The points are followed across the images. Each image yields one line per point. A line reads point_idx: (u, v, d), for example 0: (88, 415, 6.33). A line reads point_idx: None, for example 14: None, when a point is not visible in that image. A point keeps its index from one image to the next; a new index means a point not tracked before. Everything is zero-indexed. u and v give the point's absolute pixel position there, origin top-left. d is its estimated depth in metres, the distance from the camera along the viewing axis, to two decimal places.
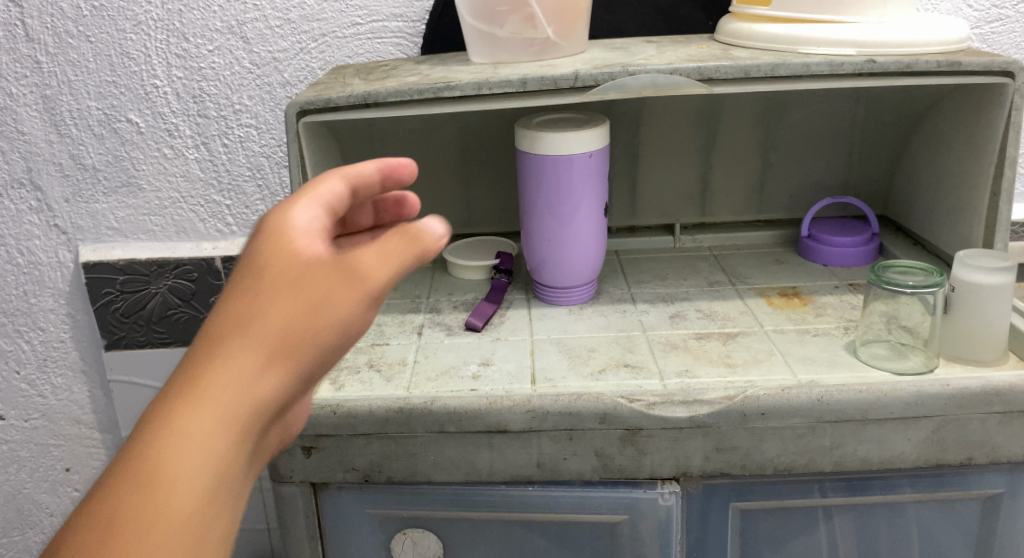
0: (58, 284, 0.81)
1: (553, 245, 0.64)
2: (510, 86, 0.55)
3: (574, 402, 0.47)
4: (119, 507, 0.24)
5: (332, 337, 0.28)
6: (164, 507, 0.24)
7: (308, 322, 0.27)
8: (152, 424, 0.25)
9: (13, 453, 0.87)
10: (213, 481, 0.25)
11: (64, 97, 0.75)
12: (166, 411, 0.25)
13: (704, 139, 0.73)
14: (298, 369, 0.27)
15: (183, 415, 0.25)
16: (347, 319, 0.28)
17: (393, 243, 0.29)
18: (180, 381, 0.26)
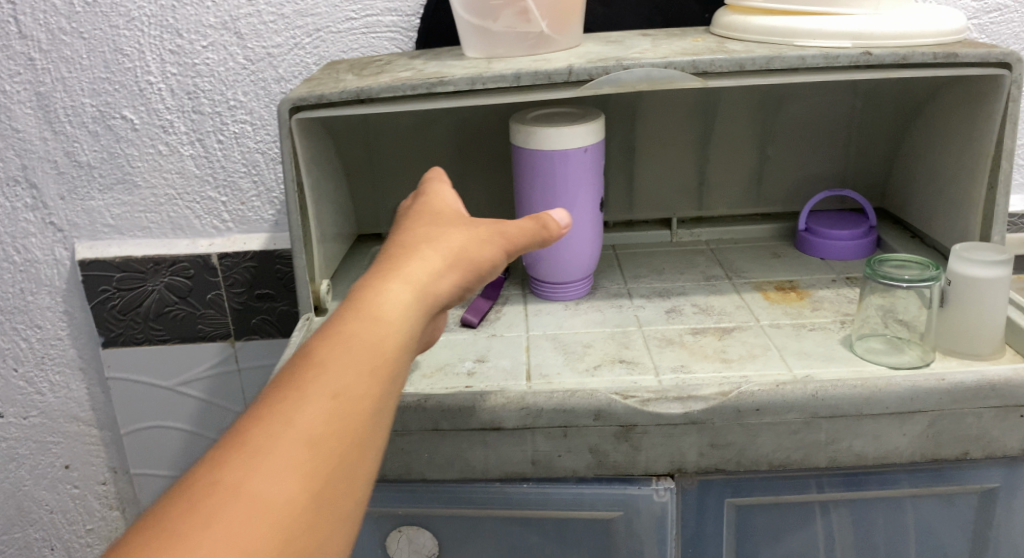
0: (54, 282, 0.81)
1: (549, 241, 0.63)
2: (503, 81, 0.54)
3: (568, 399, 0.47)
4: (341, 344, 0.32)
5: (482, 266, 0.41)
6: (377, 351, 0.32)
7: (479, 253, 0.41)
8: (373, 290, 0.35)
9: (12, 450, 0.87)
10: (404, 344, 0.34)
11: (58, 94, 0.74)
12: (375, 292, 0.35)
13: (701, 132, 0.73)
14: (461, 282, 0.40)
15: (391, 292, 0.35)
16: (495, 260, 0.42)
17: (529, 226, 0.44)
18: (384, 274, 0.37)
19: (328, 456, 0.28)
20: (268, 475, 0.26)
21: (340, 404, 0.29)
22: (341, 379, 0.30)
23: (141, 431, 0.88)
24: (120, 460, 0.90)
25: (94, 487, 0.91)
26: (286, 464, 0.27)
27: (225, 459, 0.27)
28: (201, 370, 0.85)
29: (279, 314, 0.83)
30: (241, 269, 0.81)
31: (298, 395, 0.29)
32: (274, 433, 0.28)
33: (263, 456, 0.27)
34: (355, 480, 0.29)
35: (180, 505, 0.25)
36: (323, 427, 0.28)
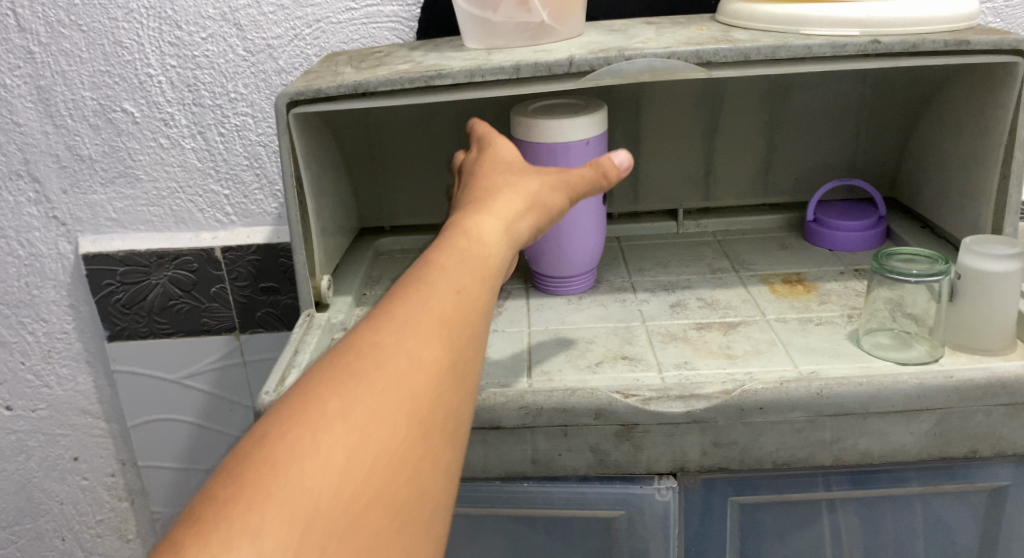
0: (59, 276, 0.81)
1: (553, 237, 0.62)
2: (503, 73, 0.53)
3: (568, 398, 0.47)
4: (453, 259, 0.39)
5: (554, 208, 0.48)
6: (479, 269, 0.40)
7: (552, 196, 0.48)
8: (469, 224, 0.43)
9: (22, 443, 0.88)
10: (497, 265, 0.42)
11: (58, 88, 0.74)
12: (476, 223, 0.43)
13: (707, 123, 0.71)
14: (537, 222, 0.47)
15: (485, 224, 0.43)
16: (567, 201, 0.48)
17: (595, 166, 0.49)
18: (479, 210, 0.44)
19: (454, 336, 0.35)
20: (413, 340, 0.34)
21: (459, 301, 0.37)
22: (456, 282, 0.38)
23: (148, 423, 0.88)
24: (128, 452, 0.90)
25: (103, 479, 0.92)
26: (425, 336, 0.34)
27: (377, 330, 0.34)
28: (206, 363, 0.85)
29: (283, 307, 0.82)
30: (244, 262, 0.81)
31: (425, 292, 0.37)
32: (412, 316, 0.35)
33: (408, 323, 0.34)
34: (473, 358, 0.36)
35: (349, 358, 0.32)
36: (447, 316, 0.36)
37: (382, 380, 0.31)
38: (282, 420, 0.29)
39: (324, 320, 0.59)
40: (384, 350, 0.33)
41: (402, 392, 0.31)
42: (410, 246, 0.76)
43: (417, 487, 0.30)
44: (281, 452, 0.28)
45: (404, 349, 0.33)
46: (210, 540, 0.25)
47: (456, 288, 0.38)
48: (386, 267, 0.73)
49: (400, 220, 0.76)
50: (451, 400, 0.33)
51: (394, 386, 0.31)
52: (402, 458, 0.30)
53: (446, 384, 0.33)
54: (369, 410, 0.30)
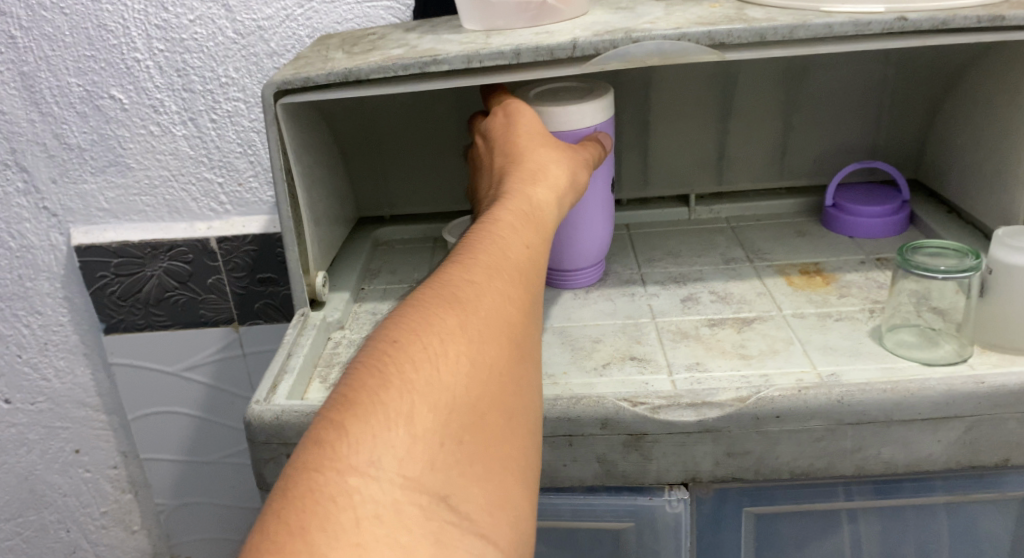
0: (52, 268, 0.79)
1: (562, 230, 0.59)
2: (502, 59, 0.50)
3: (573, 407, 0.45)
4: (524, 205, 0.43)
5: (585, 182, 0.50)
6: (545, 217, 0.44)
7: (585, 174, 0.50)
8: (530, 185, 0.45)
9: (22, 436, 0.87)
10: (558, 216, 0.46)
11: (42, 74, 0.71)
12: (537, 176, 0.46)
13: (720, 104, 0.68)
14: (576, 194, 0.49)
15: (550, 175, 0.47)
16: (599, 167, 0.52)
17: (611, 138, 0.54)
18: (537, 169, 0.47)
19: (532, 275, 0.40)
20: (508, 274, 0.38)
21: (537, 243, 0.42)
22: (531, 225, 0.42)
23: (149, 416, 0.87)
24: (130, 444, 0.90)
25: (105, 471, 0.91)
26: (514, 271, 0.39)
27: (471, 262, 0.38)
28: (205, 355, 0.84)
29: (282, 298, 0.80)
30: (241, 253, 0.78)
31: (510, 231, 0.41)
32: (502, 254, 0.39)
33: (495, 259, 0.38)
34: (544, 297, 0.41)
35: (453, 283, 0.36)
36: (528, 256, 0.40)
37: (484, 303, 0.35)
38: (404, 327, 0.32)
39: (319, 320, 0.57)
40: (482, 280, 0.37)
41: (506, 315, 0.36)
42: (410, 235, 0.73)
43: (521, 395, 0.35)
44: (416, 349, 0.31)
45: (501, 280, 0.37)
46: (371, 418, 0.28)
47: (532, 232, 0.42)
48: (385, 259, 0.70)
49: (400, 209, 0.73)
50: (533, 330, 0.38)
51: (499, 310, 0.36)
52: (511, 369, 0.35)
53: (531, 315, 0.38)
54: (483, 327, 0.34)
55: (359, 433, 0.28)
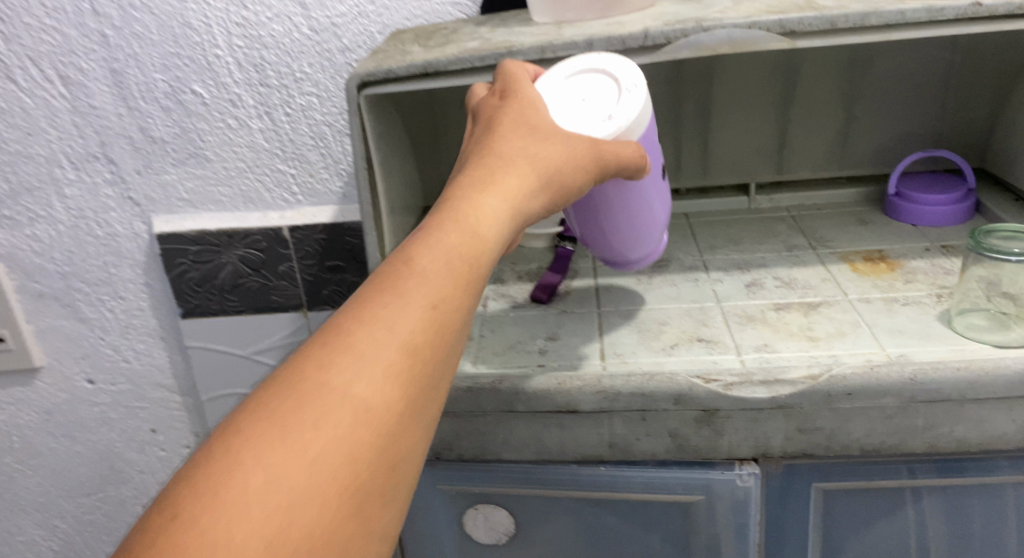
0: (135, 255, 0.83)
1: (623, 230, 0.54)
2: (575, 48, 0.52)
3: (646, 383, 0.46)
4: (441, 256, 0.37)
5: (568, 181, 0.44)
6: (468, 269, 0.38)
7: (568, 174, 0.44)
8: (466, 206, 0.40)
9: (104, 415, 0.93)
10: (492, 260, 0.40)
11: (131, 71, 0.75)
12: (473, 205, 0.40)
13: (782, 94, 0.68)
14: (552, 198, 0.43)
15: (487, 208, 0.40)
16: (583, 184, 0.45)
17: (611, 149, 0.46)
18: (484, 185, 0.41)
19: (424, 359, 0.35)
20: (369, 382, 0.33)
21: (441, 317, 0.36)
22: (439, 290, 0.36)
23: (221, 397, 0.91)
24: (202, 425, 0.94)
25: (178, 450, 0.96)
26: (391, 368, 0.33)
27: (335, 359, 0.33)
28: (274, 339, 0.87)
29: (349, 285, 0.84)
30: (311, 241, 0.81)
31: (402, 305, 0.35)
32: (379, 341, 0.34)
33: (365, 356, 0.33)
34: (444, 375, 0.36)
35: (296, 397, 0.32)
36: (421, 337, 0.35)
37: (320, 434, 0.31)
38: (211, 465, 0.30)
39: None
40: (335, 395, 0.32)
41: (349, 444, 0.32)
42: None
43: (356, 535, 0.31)
44: (200, 512, 0.29)
45: (362, 389, 0.33)
46: None
47: (438, 297, 0.36)
48: None
49: None
50: (406, 435, 0.34)
51: (346, 435, 0.31)
52: (332, 523, 0.31)
53: (406, 418, 0.34)
54: (310, 460, 0.31)
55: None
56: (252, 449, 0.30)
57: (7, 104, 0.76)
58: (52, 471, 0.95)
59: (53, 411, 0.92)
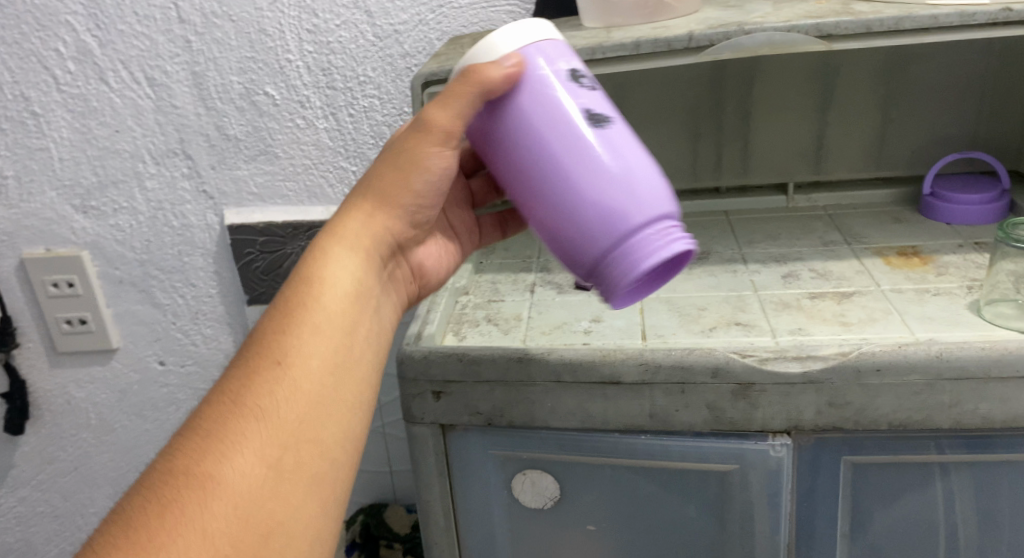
0: (206, 244, 0.90)
1: (548, 206, 0.43)
2: (623, 49, 0.56)
3: (686, 357, 0.50)
4: (289, 324, 0.43)
5: (412, 184, 0.47)
6: (316, 323, 0.44)
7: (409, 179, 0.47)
8: (310, 269, 0.45)
9: (173, 395, 1.00)
10: (353, 303, 0.46)
11: (210, 73, 0.81)
12: (316, 270, 0.45)
13: (821, 97, 0.72)
14: (401, 209, 0.48)
15: (335, 264, 0.46)
16: (440, 165, 0.47)
17: (434, 111, 0.44)
18: (330, 243, 0.46)
19: (277, 418, 0.40)
20: (242, 449, 0.39)
21: (287, 379, 0.41)
22: (278, 354, 0.42)
23: None
24: None
25: None
26: (237, 432, 0.39)
27: (206, 439, 0.38)
28: None
29: None
30: None
31: (250, 378, 0.41)
32: (243, 403, 0.40)
33: (235, 428, 0.39)
34: (313, 428, 0.41)
35: (179, 480, 0.37)
36: (282, 398, 0.41)
37: (210, 499, 0.37)
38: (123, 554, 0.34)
39: (449, 284, 0.66)
40: (214, 465, 0.38)
41: (237, 505, 0.37)
42: None
43: None
44: None
45: (213, 456, 0.38)
46: None
47: (284, 353, 0.42)
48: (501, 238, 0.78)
49: None
50: (289, 482, 0.39)
51: (204, 498, 0.36)
52: None
53: (270, 472, 0.39)
54: (205, 523, 0.36)
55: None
56: (153, 531, 0.35)
57: (98, 104, 0.83)
58: (123, 448, 1.03)
59: (126, 391, 0.99)
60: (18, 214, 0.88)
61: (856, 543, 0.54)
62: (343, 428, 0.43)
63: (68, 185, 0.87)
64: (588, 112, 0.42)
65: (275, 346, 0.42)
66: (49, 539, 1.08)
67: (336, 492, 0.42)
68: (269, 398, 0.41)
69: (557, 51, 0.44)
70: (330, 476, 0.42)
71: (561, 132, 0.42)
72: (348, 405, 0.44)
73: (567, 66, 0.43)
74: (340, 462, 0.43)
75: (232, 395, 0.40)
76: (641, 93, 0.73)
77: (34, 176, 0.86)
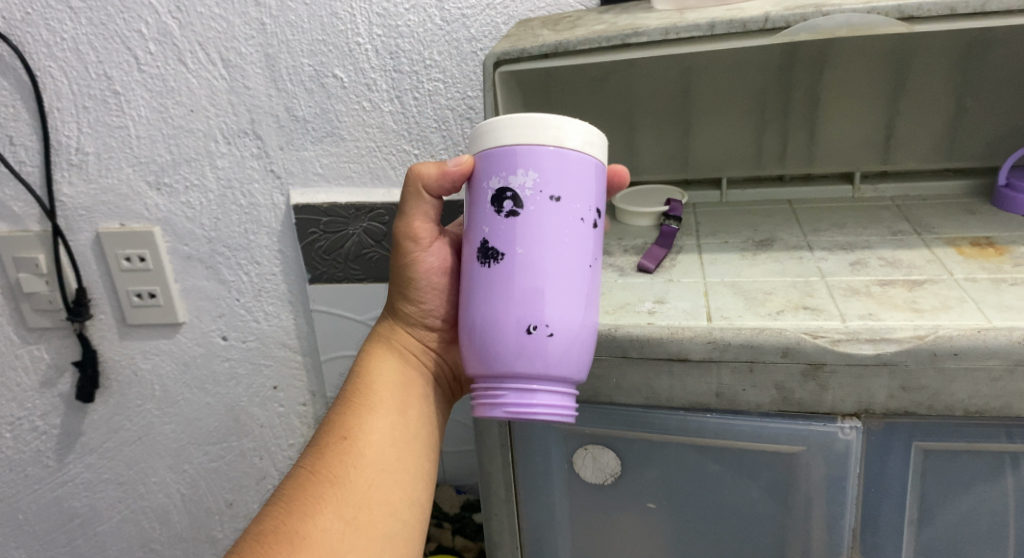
0: (272, 223, 0.93)
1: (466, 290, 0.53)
2: (697, 30, 0.57)
3: (756, 336, 0.50)
4: (352, 410, 0.56)
5: (424, 281, 0.58)
6: (372, 405, 0.56)
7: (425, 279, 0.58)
8: (370, 367, 0.59)
9: (234, 369, 1.03)
10: (405, 388, 0.59)
11: (283, 55, 0.84)
12: (372, 367, 0.59)
13: (893, 83, 0.71)
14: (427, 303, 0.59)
15: (387, 363, 0.59)
16: (428, 264, 0.57)
17: (400, 225, 0.57)
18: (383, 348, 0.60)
19: (344, 485, 0.53)
20: (318, 508, 0.51)
21: (352, 452, 0.54)
22: (348, 433, 0.55)
23: (338, 358, 1.00)
24: (318, 384, 1.03)
25: (296, 408, 1.05)
26: (316, 497, 0.52)
27: (293, 502, 0.51)
28: None
29: None
30: None
31: (324, 454, 0.54)
32: (322, 472, 0.53)
33: (314, 493, 0.52)
34: (381, 491, 0.53)
35: (277, 533, 0.50)
36: (347, 467, 0.53)
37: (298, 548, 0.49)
38: None
39: None
40: (299, 522, 0.50)
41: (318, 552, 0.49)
42: None
43: None
44: None
45: (302, 514, 0.51)
46: None
47: (351, 430, 0.55)
48: None
49: None
50: (359, 534, 0.51)
51: (295, 546, 0.49)
52: None
53: (348, 527, 0.51)
54: None
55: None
56: None
57: (176, 84, 0.86)
58: (184, 420, 1.07)
59: (190, 364, 1.03)
60: (97, 189, 0.92)
61: (922, 532, 0.54)
62: (408, 493, 0.55)
63: (143, 162, 0.91)
64: (496, 237, 0.49)
65: (342, 427, 0.55)
66: (113, 505, 1.13)
67: (406, 544, 0.54)
68: (339, 466, 0.53)
69: (515, 163, 0.48)
70: (401, 532, 0.54)
71: (472, 241, 0.50)
72: (412, 473, 0.56)
73: (506, 184, 0.48)
74: (408, 518, 0.55)
75: (312, 467, 0.54)
76: (709, 78, 0.73)
77: (113, 153, 0.90)
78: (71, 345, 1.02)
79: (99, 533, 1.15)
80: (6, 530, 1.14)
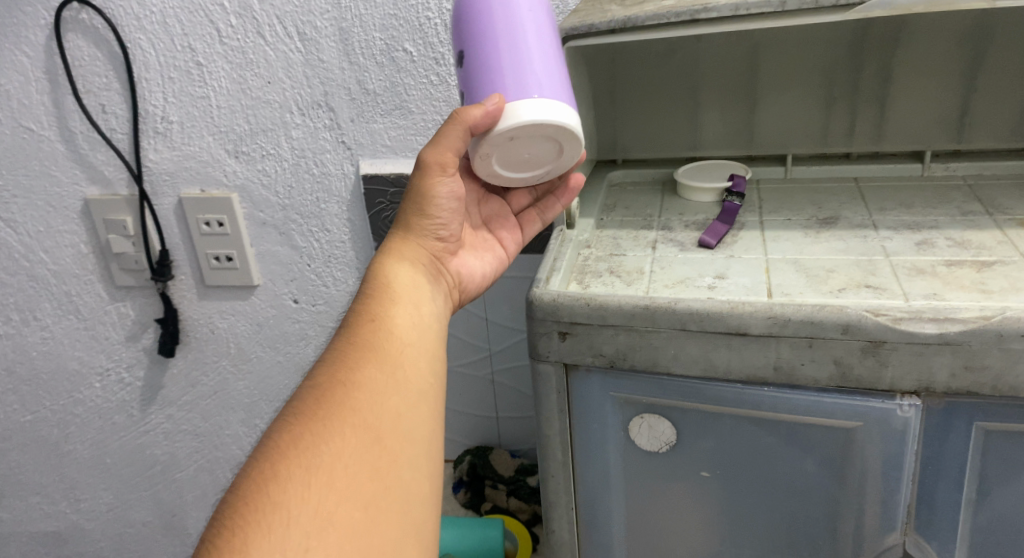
0: (342, 192, 0.97)
1: (538, 25, 0.56)
2: (768, 5, 0.57)
3: (817, 312, 0.52)
4: (376, 294, 0.57)
5: (443, 202, 0.60)
6: (393, 290, 0.57)
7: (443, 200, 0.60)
8: (386, 261, 0.59)
9: (304, 331, 1.08)
10: (420, 281, 0.60)
11: (356, 29, 0.86)
12: (391, 261, 0.59)
13: (970, 59, 0.69)
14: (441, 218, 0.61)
15: (405, 256, 0.60)
16: (450, 189, 0.60)
17: (430, 150, 0.57)
18: (399, 246, 0.60)
19: (377, 350, 0.53)
20: (357, 367, 0.51)
21: (382, 324, 0.55)
22: (375, 310, 0.56)
23: None
24: None
25: None
26: (352, 359, 0.52)
27: (330, 367, 0.52)
28: None
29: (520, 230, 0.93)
30: None
31: (352, 328, 0.55)
32: (355, 341, 0.53)
33: (350, 356, 0.52)
34: (414, 355, 0.55)
35: (319, 391, 0.50)
36: (380, 337, 0.54)
37: (342, 399, 0.49)
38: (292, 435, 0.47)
39: (573, 237, 0.69)
40: (338, 380, 0.50)
41: (360, 404, 0.50)
42: (639, 179, 0.82)
43: (392, 450, 0.49)
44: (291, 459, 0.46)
45: (347, 367, 0.51)
46: (262, 513, 0.43)
47: (378, 308, 0.56)
48: (619, 196, 0.79)
49: (634, 154, 0.82)
50: (397, 393, 0.52)
51: (346, 393, 0.50)
52: (370, 445, 0.48)
53: (387, 384, 0.52)
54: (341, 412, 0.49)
55: (253, 535, 0.42)
56: (307, 420, 0.48)
57: (255, 56, 0.90)
58: (258, 377, 1.13)
59: (263, 324, 1.09)
60: (180, 155, 0.97)
61: (979, 510, 0.54)
62: (432, 363, 0.57)
63: (223, 131, 0.95)
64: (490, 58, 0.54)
65: (368, 308, 0.56)
66: (190, 454, 1.21)
67: (433, 407, 0.55)
68: (372, 335, 0.54)
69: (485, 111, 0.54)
70: (429, 397, 0.55)
71: (500, 49, 0.54)
72: (432, 351, 0.57)
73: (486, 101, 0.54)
74: (432, 387, 0.56)
75: (342, 340, 0.54)
76: (776, 54, 0.73)
77: (195, 122, 0.95)
78: (154, 303, 1.09)
79: (177, 479, 1.23)
80: (94, 473, 1.23)
